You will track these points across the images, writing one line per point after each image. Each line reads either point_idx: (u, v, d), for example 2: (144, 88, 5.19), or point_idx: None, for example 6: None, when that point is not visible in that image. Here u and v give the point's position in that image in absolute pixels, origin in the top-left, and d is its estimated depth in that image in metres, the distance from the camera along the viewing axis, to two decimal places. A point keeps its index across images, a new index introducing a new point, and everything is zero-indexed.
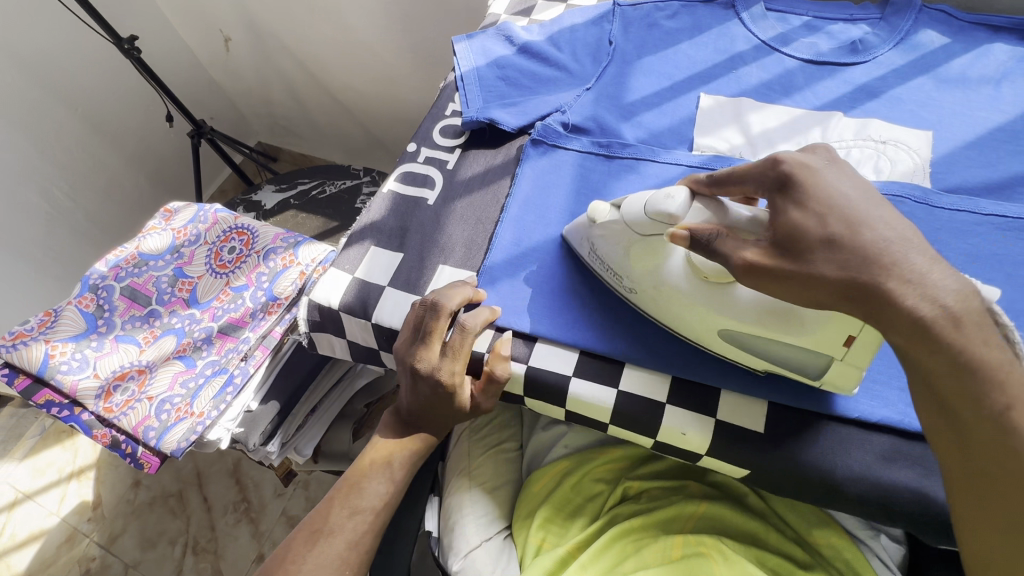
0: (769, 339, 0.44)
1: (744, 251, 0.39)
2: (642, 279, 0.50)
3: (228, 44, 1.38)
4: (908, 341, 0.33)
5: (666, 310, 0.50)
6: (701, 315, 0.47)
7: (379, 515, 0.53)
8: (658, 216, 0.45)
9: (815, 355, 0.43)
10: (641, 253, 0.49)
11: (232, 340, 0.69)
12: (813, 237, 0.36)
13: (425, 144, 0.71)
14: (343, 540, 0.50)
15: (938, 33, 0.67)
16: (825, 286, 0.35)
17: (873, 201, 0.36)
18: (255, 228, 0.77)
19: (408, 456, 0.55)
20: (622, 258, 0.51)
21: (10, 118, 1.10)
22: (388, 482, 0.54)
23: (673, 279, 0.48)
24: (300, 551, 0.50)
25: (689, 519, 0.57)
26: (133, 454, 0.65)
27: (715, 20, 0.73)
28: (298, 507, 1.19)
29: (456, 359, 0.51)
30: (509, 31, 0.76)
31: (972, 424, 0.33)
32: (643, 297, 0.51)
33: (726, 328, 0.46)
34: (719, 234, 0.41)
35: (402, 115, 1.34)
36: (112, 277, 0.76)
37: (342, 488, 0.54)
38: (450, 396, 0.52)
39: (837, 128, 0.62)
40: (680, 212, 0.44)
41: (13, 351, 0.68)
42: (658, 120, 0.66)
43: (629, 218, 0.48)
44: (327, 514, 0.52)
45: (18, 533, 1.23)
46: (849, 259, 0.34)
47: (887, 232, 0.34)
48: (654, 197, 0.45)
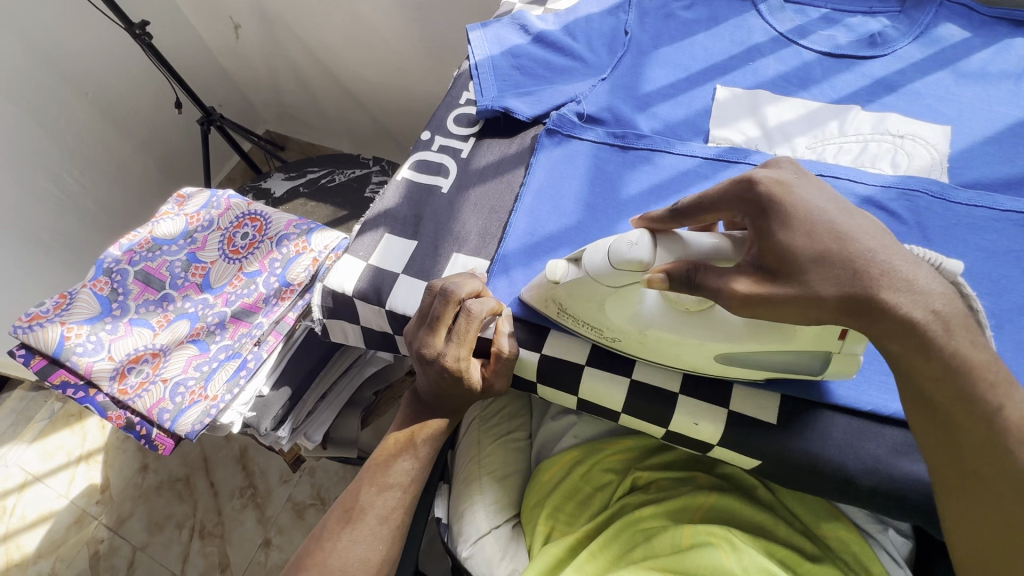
0: (761, 351, 0.45)
1: (733, 283, 0.38)
2: (623, 326, 0.48)
3: (238, 31, 1.37)
4: (909, 350, 0.35)
5: (654, 347, 0.49)
6: (694, 346, 0.47)
7: (408, 490, 0.54)
8: (628, 265, 0.43)
9: (811, 353, 0.44)
10: (614, 305, 0.47)
11: (245, 325, 0.70)
12: (802, 252, 0.36)
13: (439, 132, 0.70)
14: (376, 516, 0.52)
15: (958, 27, 0.66)
16: (820, 301, 0.36)
17: (850, 213, 0.38)
18: (268, 214, 0.77)
19: (431, 436, 0.56)
20: (594, 311, 0.49)
21: (21, 102, 1.10)
22: (414, 459, 0.55)
23: (656, 320, 0.47)
24: (335, 529, 0.52)
25: (699, 509, 0.57)
26: (147, 436, 0.66)
27: (732, 11, 0.73)
28: (304, 494, 1.20)
29: (461, 344, 0.51)
30: (524, 20, 0.75)
31: (966, 426, 0.36)
32: (629, 341, 0.50)
33: (720, 349, 0.46)
34: (698, 269, 0.40)
35: (411, 104, 1.34)
36: (126, 261, 0.76)
37: (369, 468, 0.56)
38: (457, 381, 0.52)
39: (854, 121, 0.62)
40: (650, 256, 0.42)
41: (29, 333, 0.68)
42: (674, 112, 0.66)
43: (593, 270, 0.45)
44: (358, 493, 0.54)
45: (27, 514, 1.24)
46: (842, 275, 0.35)
47: (869, 242, 0.36)
48: (616, 245, 0.43)
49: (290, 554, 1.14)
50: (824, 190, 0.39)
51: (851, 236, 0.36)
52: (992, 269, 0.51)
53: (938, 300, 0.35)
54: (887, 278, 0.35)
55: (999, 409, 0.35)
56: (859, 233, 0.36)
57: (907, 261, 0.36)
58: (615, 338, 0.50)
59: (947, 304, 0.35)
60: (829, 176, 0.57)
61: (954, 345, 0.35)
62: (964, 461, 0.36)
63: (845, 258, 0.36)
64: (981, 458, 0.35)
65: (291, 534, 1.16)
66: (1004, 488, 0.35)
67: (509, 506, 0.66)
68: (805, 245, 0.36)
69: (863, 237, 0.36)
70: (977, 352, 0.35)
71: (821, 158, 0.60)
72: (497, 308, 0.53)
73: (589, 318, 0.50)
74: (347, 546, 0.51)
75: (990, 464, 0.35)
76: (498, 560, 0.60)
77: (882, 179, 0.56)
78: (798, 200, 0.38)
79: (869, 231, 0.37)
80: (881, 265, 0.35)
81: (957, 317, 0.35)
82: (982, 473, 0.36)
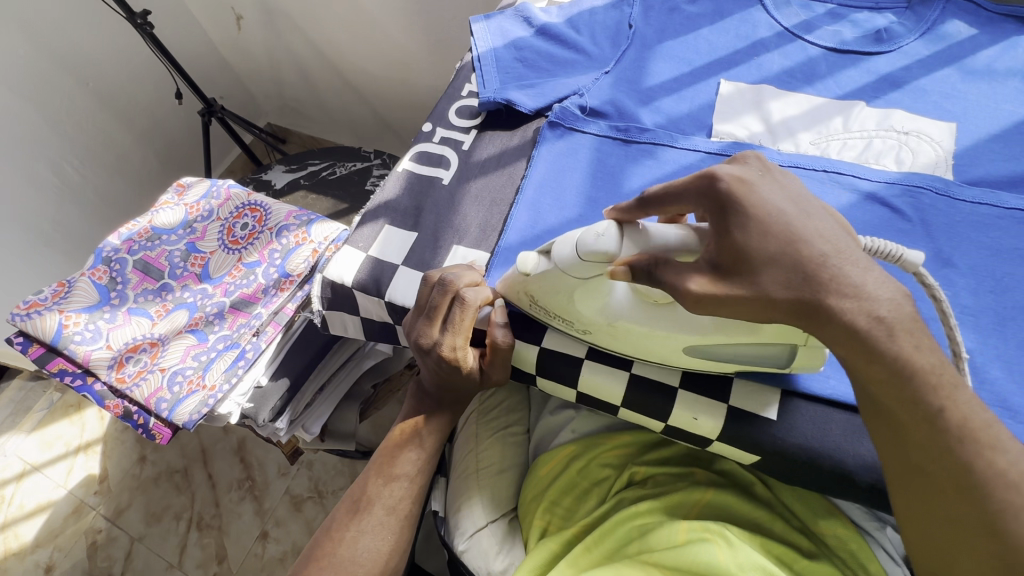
0: (727, 343, 0.45)
1: (688, 282, 0.37)
2: (593, 318, 0.48)
3: (240, 22, 1.37)
4: (852, 355, 0.34)
5: (625, 338, 0.48)
6: (660, 338, 0.46)
7: (415, 481, 0.54)
8: (594, 256, 0.42)
9: (777, 347, 0.45)
10: (584, 297, 0.46)
11: (244, 315, 0.69)
12: (757, 255, 0.35)
13: (441, 124, 0.70)
14: (383, 507, 0.52)
15: (965, 24, 0.65)
16: (773, 303, 0.35)
17: (807, 215, 0.36)
18: (267, 205, 0.77)
19: (436, 426, 0.56)
20: (565, 303, 0.48)
21: (22, 90, 1.10)
22: (420, 450, 0.55)
23: (623, 314, 0.46)
24: (343, 523, 0.52)
25: (696, 505, 0.57)
26: (145, 425, 0.66)
27: (737, 5, 0.72)
28: (301, 487, 1.20)
29: (456, 334, 0.50)
30: (527, 13, 0.75)
31: (912, 427, 0.34)
32: (598, 334, 0.49)
33: (689, 343, 0.46)
34: (659, 262, 0.39)
35: (413, 98, 1.33)
36: (125, 250, 0.76)
37: (377, 460, 0.55)
38: (456, 370, 0.52)
39: (859, 117, 0.61)
40: (617, 248, 0.41)
41: (27, 320, 0.68)
42: (677, 106, 0.65)
43: (561, 263, 0.44)
44: (365, 485, 0.54)
45: (25, 504, 1.24)
46: (793, 277, 0.34)
47: (822, 246, 0.35)
48: (583, 236, 0.43)
49: (288, 546, 1.14)
50: (783, 188, 0.38)
51: (804, 237, 0.35)
52: (995, 267, 0.51)
53: (884, 306, 0.33)
54: (832, 284, 0.34)
55: (941, 411, 0.33)
56: (811, 236, 0.35)
57: (858, 266, 0.35)
58: (587, 330, 0.50)
59: (894, 310, 0.33)
60: (833, 172, 0.57)
61: (898, 350, 0.33)
62: (912, 461, 0.35)
63: (796, 262, 0.35)
64: (928, 457, 0.34)
65: (288, 526, 1.16)
66: (950, 485, 0.34)
67: (506, 499, 0.66)
68: (759, 248, 0.35)
69: (815, 240, 0.35)
70: (925, 355, 0.33)
71: (825, 154, 0.60)
72: (492, 298, 0.53)
73: (560, 310, 0.49)
74: (354, 537, 0.50)
75: (937, 464, 0.34)
76: (495, 554, 0.60)
77: (886, 176, 0.56)
78: (756, 201, 0.36)
79: (825, 235, 0.35)
80: (829, 270, 0.34)
81: (904, 323, 0.33)
82: (925, 470, 0.34)
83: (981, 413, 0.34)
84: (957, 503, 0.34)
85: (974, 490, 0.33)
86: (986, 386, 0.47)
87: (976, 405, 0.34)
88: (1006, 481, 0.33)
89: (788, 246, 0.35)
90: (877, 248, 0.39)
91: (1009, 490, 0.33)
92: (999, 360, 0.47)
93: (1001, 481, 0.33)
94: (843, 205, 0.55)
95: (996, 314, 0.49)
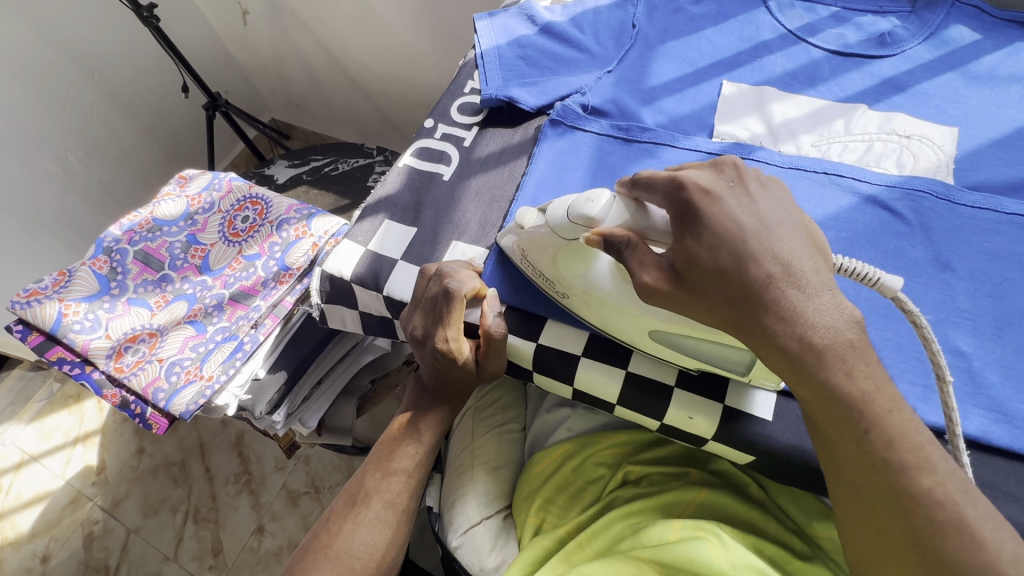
0: (694, 337, 0.45)
1: (641, 274, 0.39)
2: (572, 283, 0.48)
3: (247, 17, 1.37)
4: (785, 372, 0.37)
5: (599, 312, 0.49)
6: (631, 318, 0.47)
7: (413, 475, 0.54)
8: (579, 220, 0.44)
9: (739, 353, 0.45)
10: (568, 259, 0.47)
11: (243, 307, 0.70)
12: (706, 271, 0.36)
13: (442, 120, 0.70)
14: (381, 500, 0.52)
15: (969, 29, 0.65)
16: (712, 307, 0.37)
17: (769, 231, 0.36)
18: (269, 198, 0.77)
19: (434, 421, 0.56)
20: (551, 265, 0.49)
21: (28, 82, 1.11)
22: (418, 445, 0.55)
23: (600, 283, 0.47)
24: (340, 518, 0.52)
25: (689, 505, 0.57)
26: (141, 414, 0.66)
27: (741, 7, 0.72)
28: (298, 482, 1.20)
29: (447, 326, 0.50)
30: (532, 11, 0.75)
31: (839, 443, 0.37)
32: (575, 301, 0.50)
33: (655, 327, 0.46)
34: (630, 242, 0.40)
35: (417, 96, 1.33)
36: (126, 241, 0.76)
37: (376, 455, 0.55)
38: (450, 362, 0.52)
39: (860, 120, 0.61)
40: (601, 214, 0.43)
41: (27, 308, 0.68)
42: (679, 106, 0.65)
43: (551, 222, 0.47)
44: (363, 479, 0.54)
45: (23, 494, 1.24)
46: (735, 293, 0.36)
47: (770, 265, 0.35)
48: (577, 200, 0.45)
49: (283, 541, 1.14)
50: (753, 204, 0.38)
51: (753, 257, 0.36)
52: (995, 272, 0.51)
53: (818, 333, 0.35)
54: (773, 306, 0.35)
55: (900, 422, 0.35)
56: (762, 256, 0.36)
57: (803, 289, 0.35)
58: (565, 294, 0.50)
59: (829, 337, 0.35)
60: (834, 174, 0.57)
61: (826, 373, 0.35)
62: (844, 477, 0.37)
63: (741, 280, 0.36)
64: (857, 471, 0.36)
65: (284, 521, 1.16)
66: (878, 500, 0.36)
67: (501, 496, 0.66)
68: (708, 261, 0.36)
69: (765, 261, 0.36)
70: (856, 381, 0.35)
71: (826, 156, 0.60)
72: (480, 289, 0.53)
73: (546, 271, 0.50)
74: (352, 530, 0.50)
75: (865, 479, 0.36)
76: (488, 550, 0.60)
77: (887, 179, 0.56)
78: (718, 215, 0.37)
79: (779, 255, 0.36)
80: (772, 292, 0.35)
81: (837, 349, 0.35)
82: (856, 484, 0.37)
83: (913, 436, 0.35)
84: (887, 517, 0.35)
85: (904, 505, 0.34)
86: (983, 390, 0.46)
87: (911, 427, 0.36)
88: (934, 500, 0.34)
89: (736, 265, 0.36)
90: (851, 269, 0.39)
91: (935, 507, 0.34)
92: (995, 364, 0.47)
93: (929, 499, 0.34)
94: (843, 208, 0.55)
95: (994, 319, 0.49)
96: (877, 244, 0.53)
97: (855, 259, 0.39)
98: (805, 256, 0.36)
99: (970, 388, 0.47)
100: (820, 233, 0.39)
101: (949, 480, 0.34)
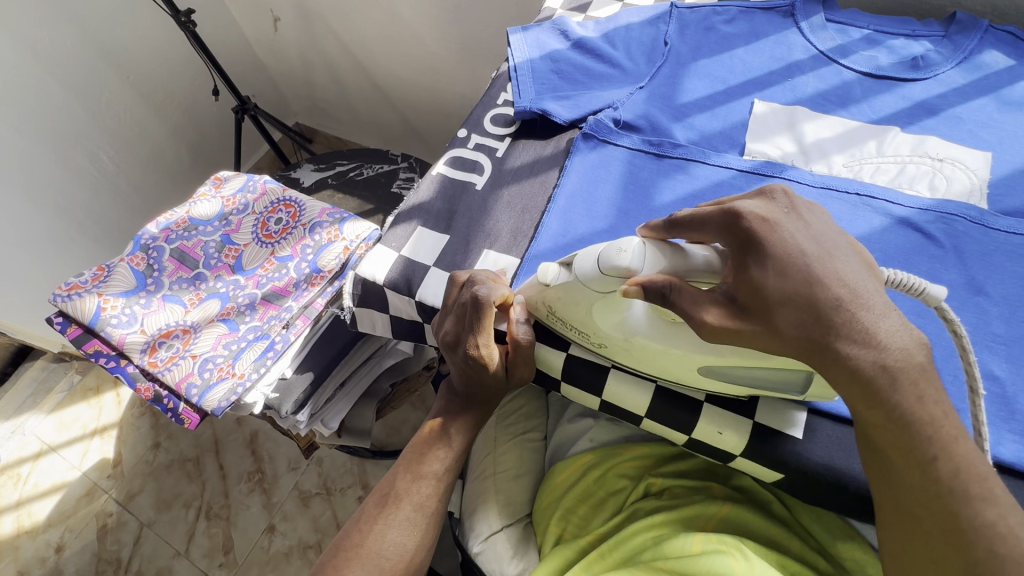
0: (739, 365, 0.45)
1: (702, 314, 0.39)
2: (610, 332, 0.49)
3: (277, 24, 1.40)
4: (854, 395, 0.37)
5: (639, 354, 0.49)
6: (678, 356, 0.47)
7: (442, 479, 0.55)
8: (614, 271, 0.44)
9: (794, 374, 0.45)
10: (601, 311, 0.47)
11: (274, 307, 0.71)
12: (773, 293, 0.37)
13: (476, 130, 0.72)
14: (411, 503, 0.52)
15: (1003, 54, 0.66)
16: (786, 337, 0.37)
17: (829, 254, 0.37)
18: (302, 201, 0.79)
19: (464, 426, 0.57)
20: (583, 316, 0.49)
21: (68, 82, 1.14)
22: (448, 449, 0.56)
23: (640, 328, 0.47)
24: (370, 518, 0.52)
25: (711, 519, 0.57)
26: (174, 409, 0.67)
27: (773, 27, 0.73)
28: (310, 483, 1.21)
29: (478, 334, 0.51)
30: (565, 26, 0.76)
31: (903, 468, 0.37)
32: (615, 349, 0.50)
33: (704, 363, 0.46)
34: (674, 287, 0.40)
35: (440, 104, 1.36)
36: (163, 239, 0.78)
37: (406, 457, 0.56)
38: (482, 369, 0.53)
39: (893, 142, 0.61)
40: (637, 262, 0.43)
41: (67, 301, 0.70)
42: (710, 123, 0.66)
43: (582, 276, 0.46)
44: (394, 480, 0.54)
45: (40, 483, 1.26)
46: (805, 318, 0.36)
47: (838, 289, 0.36)
48: (607, 251, 0.44)
49: (294, 541, 1.15)
50: (808, 229, 0.38)
51: (821, 281, 0.36)
52: None
53: (892, 355, 0.35)
54: (843, 329, 0.35)
55: (937, 455, 0.36)
56: (829, 280, 0.36)
57: (873, 311, 0.36)
58: (603, 343, 0.51)
59: (902, 358, 0.35)
60: (866, 196, 0.57)
61: (898, 398, 0.36)
62: None
63: (811, 303, 0.36)
64: (920, 500, 0.37)
65: (295, 521, 1.17)
66: (936, 529, 0.36)
67: (521, 505, 0.66)
68: (776, 286, 0.36)
69: (833, 284, 0.36)
70: (925, 405, 0.36)
71: (858, 177, 0.60)
72: (509, 296, 0.53)
73: (578, 323, 0.50)
74: (382, 530, 0.51)
75: (927, 507, 0.36)
76: (509, 558, 0.61)
77: (921, 202, 0.56)
78: (778, 242, 0.37)
79: (844, 279, 0.36)
80: (842, 315, 0.35)
81: (910, 371, 0.35)
82: (916, 515, 0.37)
83: (978, 465, 0.36)
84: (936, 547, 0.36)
85: (963, 534, 0.35)
86: (1017, 416, 0.46)
87: (975, 456, 0.36)
88: (997, 533, 0.34)
89: (805, 291, 0.36)
90: (899, 281, 0.39)
91: (986, 540, 0.34)
92: None
93: (989, 530, 0.34)
94: (875, 228, 0.55)
95: None
96: (909, 265, 0.53)
97: (903, 272, 0.39)
98: (866, 279, 0.37)
99: (1004, 414, 0.47)
100: (869, 253, 0.39)
101: (1011, 513, 0.35)
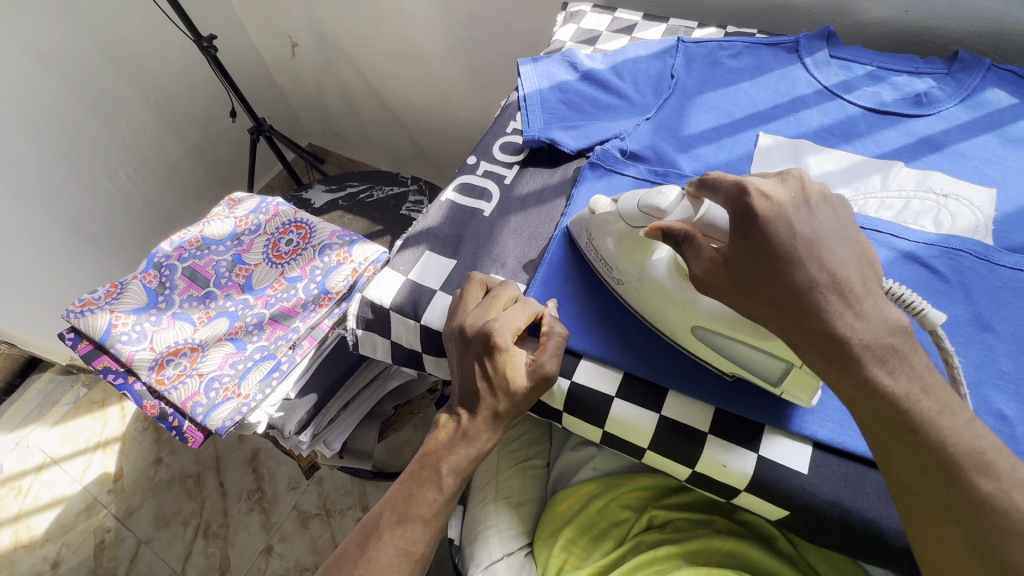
0: (728, 335, 0.47)
1: (694, 265, 0.43)
2: (627, 270, 0.53)
3: (296, 48, 1.44)
4: None
5: (646, 301, 0.53)
6: (678, 312, 0.49)
7: (430, 523, 0.51)
8: (649, 210, 0.49)
9: (775, 362, 0.45)
10: (631, 245, 0.53)
11: (282, 327, 0.72)
12: (750, 269, 0.39)
13: (485, 157, 0.73)
14: (394, 549, 0.50)
15: (1006, 93, 0.66)
16: (753, 299, 0.39)
17: (821, 241, 0.38)
18: (313, 223, 0.80)
19: (456, 466, 0.52)
20: (613, 248, 0.54)
21: (87, 100, 1.17)
22: (438, 490, 0.52)
23: (656, 272, 0.51)
24: (352, 562, 0.49)
25: (716, 554, 0.56)
26: (179, 428, 0.67)
27: (778, 63, 0.75)
28: (310, 503, 1.20)
29: (513, 314, 0.53)
30: (574, 58, 0.78)
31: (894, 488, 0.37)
32: (628, 288, 0.54)
33: (694, 322, 0.48)
34: (684, 237, 0.44)
35: (451, 129, 1.38)
36: (175, 257, 0.80)
37: (394, 493, 0.53)
38: (501, 354, 0.50)
39: (897, 178, 0.62)
40: (668, 207, 0.48)
41: (80, 317, 0.72)
42: (716, 154, 0.67)
43: (623, 212, 0.52)
44: (378, 520, 0.51)
45: (41, 497, 1.26)
46: (783, 300, 0.38)
47: (817, 274, 0.37)
48: (647, 194, 0.50)
49: (291, 563, 1.13)
50: (810, 216, 0.39)
51: (801, 263, 0.38)
52: None
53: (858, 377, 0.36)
54: (812, 310, 0.37)
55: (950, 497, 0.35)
56: (809, 264, 0.37)
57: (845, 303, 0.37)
58: (620, 279, 0.55)
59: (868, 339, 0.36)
60: (870, 230, 0.57)
61: None
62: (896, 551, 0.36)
63: (784, 286, 0.38)
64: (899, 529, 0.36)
65: (293, 542, 1.16)
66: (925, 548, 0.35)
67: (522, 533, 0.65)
68: (758, 263, 0.39)
69: (812, 268, 0.37)
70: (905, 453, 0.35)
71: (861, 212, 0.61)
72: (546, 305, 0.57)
73: (607, 255, 0.55)
74: None
75: None
76: None
77: (925, 237, 0.56)
78: (771, 221, 0.38)
79: (827, 265, 0.37)
80: (813, 297, 0.37)
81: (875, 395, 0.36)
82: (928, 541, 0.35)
83: None
84: None
85: None
86: None
87: None
88: None
89: (781, 269, 0.38)
90: (899, 295, 0.41)
91: None
92: None
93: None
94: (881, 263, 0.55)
95: None
96: None
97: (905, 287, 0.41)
98: (853, 268, 0.38)
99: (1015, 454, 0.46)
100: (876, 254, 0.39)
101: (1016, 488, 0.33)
